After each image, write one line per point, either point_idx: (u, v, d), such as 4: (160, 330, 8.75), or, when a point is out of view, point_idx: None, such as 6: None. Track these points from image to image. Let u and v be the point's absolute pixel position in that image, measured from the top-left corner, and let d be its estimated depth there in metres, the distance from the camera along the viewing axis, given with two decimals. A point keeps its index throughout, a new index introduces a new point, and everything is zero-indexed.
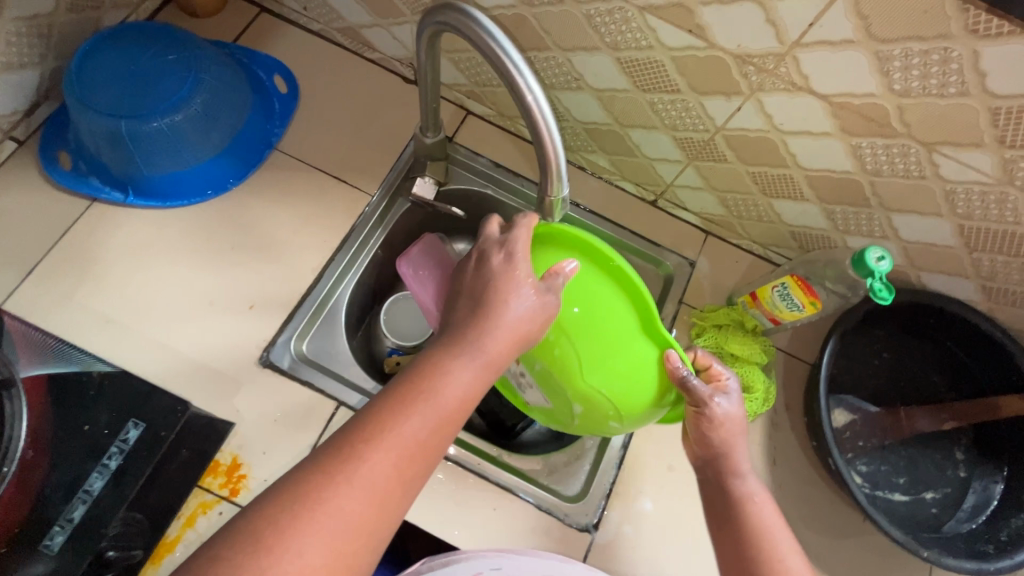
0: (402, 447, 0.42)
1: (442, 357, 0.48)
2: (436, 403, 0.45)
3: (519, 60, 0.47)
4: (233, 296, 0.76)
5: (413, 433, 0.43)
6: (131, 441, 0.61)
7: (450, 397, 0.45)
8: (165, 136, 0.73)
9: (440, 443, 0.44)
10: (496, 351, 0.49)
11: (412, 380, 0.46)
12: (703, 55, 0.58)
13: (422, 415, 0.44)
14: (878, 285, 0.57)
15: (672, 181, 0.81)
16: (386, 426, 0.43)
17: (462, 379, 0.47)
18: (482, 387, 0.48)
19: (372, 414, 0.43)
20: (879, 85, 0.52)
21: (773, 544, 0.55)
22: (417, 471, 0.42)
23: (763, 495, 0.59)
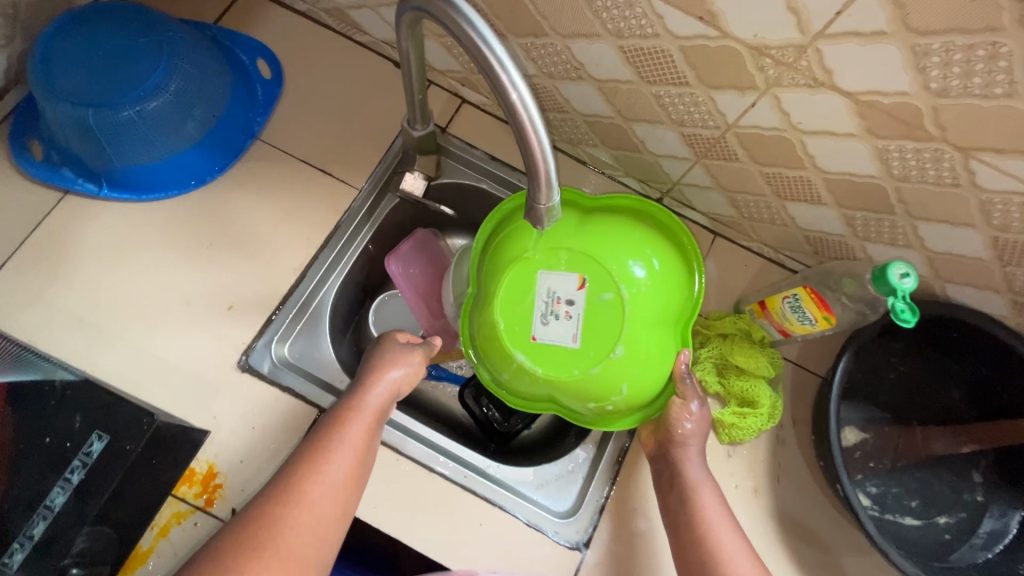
0: (329, 482, 0.57)
1: (343, 412, 0.61)
2: (347, 443, 0.59)
3: (504, 54, 0.41)
4: (211, 295, 0.73)
5: (334, 473, 0.57)
6: (100, 449, 0.55)
7: (358, 432, 0.60)
8: (137, 126, 0.69)
9: (361, 469, 0.59)
10: (382, 395, 0.64)
11: (319, 435, 0.60)
12: (714, 46, 0.52)
13: (337, 457, 0.58)
14: (901, 305, 0.52)
15: (678, 179, 0.76)
16: (307, 475, 0.56)
17: (351, 433, 0.60)
18: (379, 422, 0.63)
19: (278, 488, 0.56)
20: (914, 83, 0.46)
21: (712, 532, 0.61)
22: (351, 489, 0.58)
23: (708, 485, 0.64)
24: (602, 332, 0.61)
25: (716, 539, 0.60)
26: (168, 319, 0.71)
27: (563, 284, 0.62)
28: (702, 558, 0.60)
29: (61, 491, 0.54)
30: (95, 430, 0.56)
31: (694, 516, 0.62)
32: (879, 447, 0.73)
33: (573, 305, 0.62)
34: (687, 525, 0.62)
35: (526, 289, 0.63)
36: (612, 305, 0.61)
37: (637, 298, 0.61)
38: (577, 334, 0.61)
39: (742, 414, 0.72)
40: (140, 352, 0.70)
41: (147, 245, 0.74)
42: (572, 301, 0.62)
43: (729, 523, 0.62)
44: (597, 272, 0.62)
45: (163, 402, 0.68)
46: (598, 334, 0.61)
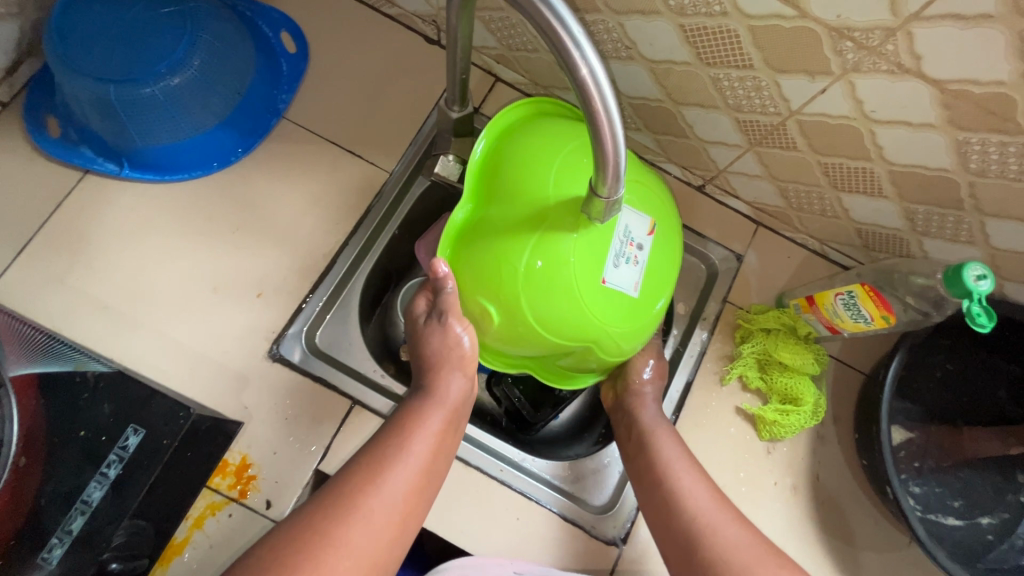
0: (393, 492, 0.52)
1: (415, 417, 0.58)
2: (415, 452, 0.55)
3: (579, 31, 0.37)
4: (240, 282, 0.71)
5: (397, 483, 0.53)
6: (136, 443, 0.53)
7: (427, 443, 0.57)
8: (160, 104, 0.66)
9: (423, 483, 0.55)
10: (455, 398, 0.61)
11: (387, 438, 0.56)
12: (789, 26, 0.49)
13: (405, 465, 0.54)
14: (977, 309, 0.50)
15: (724, 166, 0.72)
16: (371, 481, 0.52)
17: (422, 441, 0.56)
18: (449, 434, 0.59)
19: (346, 489, 0.51)
20: (1014, 72, 0.43)
21: (671, 473, 0.62)
22: (413, 503, 0.54)
23: (664, 429, 0.66)
24: (653, 280, 0.60)
25: (674, 478, 0.61)
26: (195, 306, 0.69)
27: (632, 227, 0.57)
28: (666, 500, 0.61)
29: (99, 485, 0.52)
30: (130, 423, 0.54)
31: (650, 459, 0.64)
32: (923, 446, 0.71)
33: (643, 251, 0.58)
34: (651, 476, 0.63)
35: (604, 226, 0.55)
36: (666, 256, 0.61)
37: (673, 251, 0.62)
38: (639, 282, 0.58)
39: (785, 411, 0.70)
40: (168, 339, 0.68)
41: (172, 229, 0.71)
42: (641, 246, 0.58)
43: (687, 460, 0.63)
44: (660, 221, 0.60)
45: (193, 392, 0.66)
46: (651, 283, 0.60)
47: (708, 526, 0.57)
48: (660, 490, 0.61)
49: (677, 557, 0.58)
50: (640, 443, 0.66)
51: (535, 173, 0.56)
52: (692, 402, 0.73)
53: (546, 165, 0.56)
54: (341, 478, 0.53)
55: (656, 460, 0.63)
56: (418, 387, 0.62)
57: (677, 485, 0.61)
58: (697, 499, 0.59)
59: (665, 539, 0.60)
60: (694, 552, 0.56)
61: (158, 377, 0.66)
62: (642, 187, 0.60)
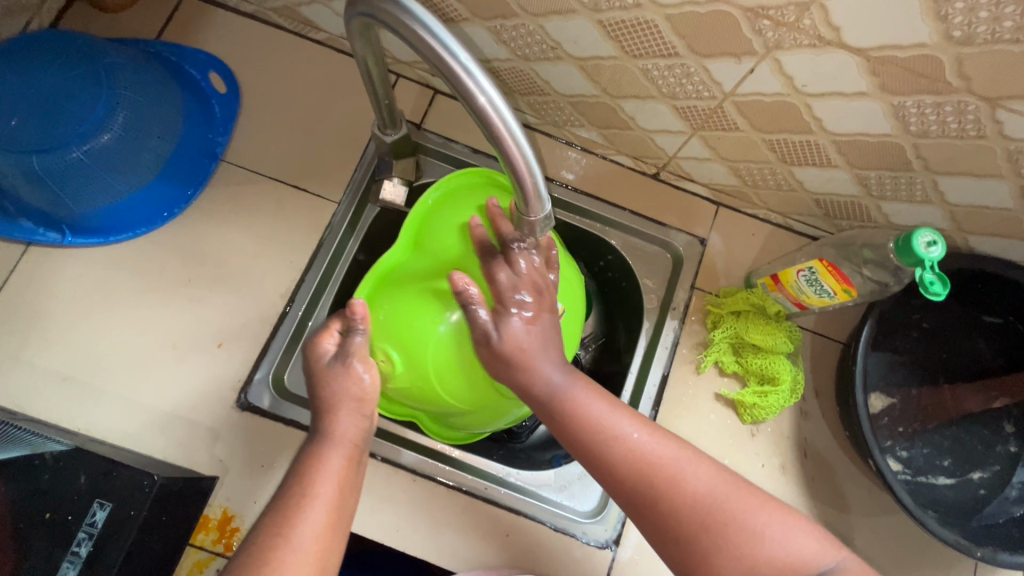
0: (301, 545, 0.44)
1: (313, 460, 0.50)
2: (318, 495, 0.47)
3: (467, 58, 0.37)
4: (198, 334, 0.70)
5: (308, 532, 0.45)
6: (103, 518, 0.52)
7: (331, 479, 0.49)
8: (87, 167, 0.64)
9: (337, 527, 0.47)
10: (354, 430, 0.53)
11: (289, 489, 0.48)
12: (703, 11, 0.47)
13: (313, 511, 0.46)
14: (931, 277, 0.49)
15: (674, 152, 0.71)
16: (277, 539, 0.44)
17: (325, 480, 0.48)
18: (351, 461, 0.51)
19: (252, 557, 0.43)
20: (935, 33, 0.41)
21: (594, 434, 0.48)
22: (334, 546, 0.47)
23: (581, 384, 0.51)
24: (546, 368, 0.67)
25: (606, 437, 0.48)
26: (157, 365, 0.68)
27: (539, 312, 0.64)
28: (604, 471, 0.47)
29: (71, 566, 0.50)
30: (95, 498, 0.53)
31: (573, 416, 0.49)
32: (906, 409, 0.70)
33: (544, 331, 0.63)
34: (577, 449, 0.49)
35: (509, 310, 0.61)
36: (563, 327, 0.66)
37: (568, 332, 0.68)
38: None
39: (763, 393, 0.69)
40: (132, 402, 0.67)
41: (123, 289, 0.70)
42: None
43: (617, 409, 0.50)
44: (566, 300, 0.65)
45: (164, 452, 0.66)
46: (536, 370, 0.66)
47: (672, 478, 0.46)
48: (595, 442, 0.48)
49: (638, 506, 0.47)
50: (559, 406, 0.50)
51: (459, 240, 0.63)
52: (670, 395, 0.72)
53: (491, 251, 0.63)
54: (240, 552, 0.44)
55: (580, 428, 0.49)
56: (311, 428, 0.53)
57: (615, 442, 0.48)
58: (644, 447, 0.47)
59: (620, 499, 0.48)
60: (664, 521, 0.46)
61: (129, 441, 0.65)
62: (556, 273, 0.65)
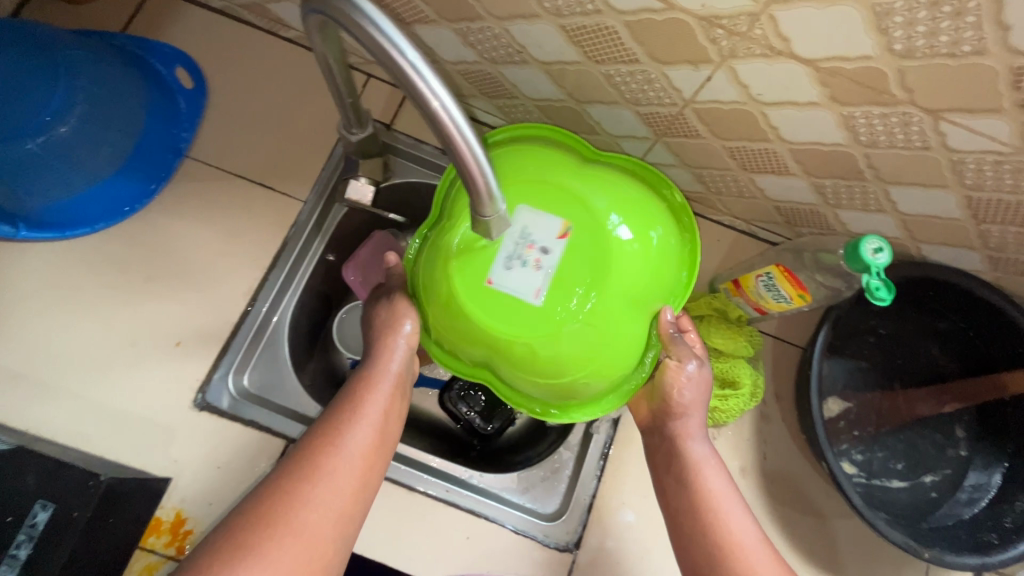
0: (347, 455, 0.49)
1: (365, 386, 0.54)
2: (364, 415, 0.52)
3: (415, 55, 0.36)
4: (157, 332, 0.68)
5: (354, 445, 0.50)
6: (46, 519, 0.50)
7: (378, 405, 0.53)
8: (42, 160, 0.63)
9: (380, 448, 0.52)
10: (401, 364, 0.56)
11: (345, 403, 0.53)
12: (661, 18, 0.48)
13: (361, 429, 0.51)
14: (876, 283, 0.50)
15: (641, 158, 0.72)
16: (326, 446, 0.49)
17: (375, 406, 0.53)
18: (398, 394, 0.56)
19: (305, 458, 0.48)
20: (877, 45, 0.42)
21: (717, 514, 0.53)
22: (373, 467, 0.51)
23: (716, 459, 0.56)
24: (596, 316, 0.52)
25: (728, 528, 0.52)
26: (112, 363, 0.67)
27: (539, 228, 0.52)
28: (708, 554, 0.52)
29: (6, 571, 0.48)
30: (38, 499, 0.50)
31: (695, 484, 0.55)
32: (862, 414, 0.72)
33: (547, 255, 0.51)
34: (692, 526, 0.54)
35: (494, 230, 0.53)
36: (600, 254, 0.53)
37: (618, 261, 0.53)
38: (543, 291, 0.51)
39: (724, 397, 0.70)
40: (85, 401, 0.65)
41: (79, 285, 0.68)
42: (545, 250, 0.52)
43: (737, 497, 0.55)
44: (580, 223, 0.53)
45: (117, 453, 0.64)
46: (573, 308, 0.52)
47: None
48: (701, 519, 0.53)
49: None
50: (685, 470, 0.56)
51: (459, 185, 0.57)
52: None
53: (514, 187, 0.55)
54: (295, 449, 0.50)
55: (699, 500, 0.54)
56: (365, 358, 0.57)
57: (721, 528, 0.52)
58: (742, 545, 0.51)
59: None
60: None
61: (80, 442, 0.64)
62: (572, 191, 0.54)
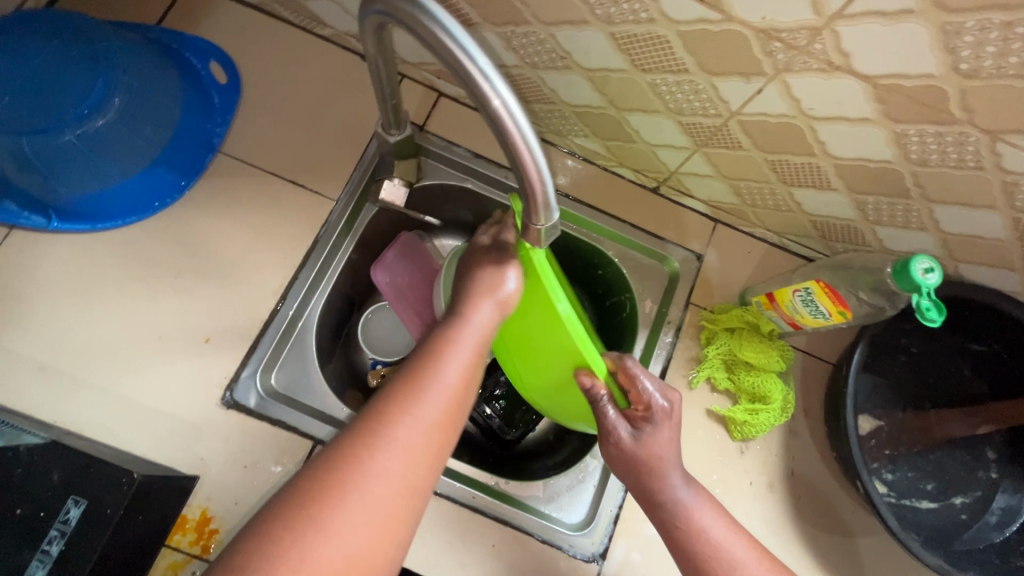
0: (424, 417, 0.45)
1: (442, 343, 0.49)
2: (447, 375, 0.47)
3: (485, 62, 0.36)
4: (186, 328, 0.68)
5: (434, 405, 0.45)
6: (77, 515, 0.50)
7: (459, 364, 0.48)
8: (81, 151, 0.63)
9: (454, 412, 0.47)
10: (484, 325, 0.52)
11: (423, 357, 0.48)
12: (717, 30, 0.47)
13: (439, 389, 0.46)
14: (926, 303, 0.49)
15: (676, 167, 0.71)
16: (405, 405, 0.44)
17: (455, 365, 0.48)
18: (478, 357, 0.51)
19: (378, 415, 0.44)
20: (942, 64, 0.42)
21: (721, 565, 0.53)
22: (448, 431, 0.46)
23: (702, 500, 0.56)
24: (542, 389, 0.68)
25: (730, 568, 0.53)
26: (139, 358, 0.66)
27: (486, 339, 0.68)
28: None
29: (40, 565, 0.48)
30: (70, 495, 0.51)
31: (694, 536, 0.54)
32: (893, 433, 0.71)
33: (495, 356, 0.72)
34: None
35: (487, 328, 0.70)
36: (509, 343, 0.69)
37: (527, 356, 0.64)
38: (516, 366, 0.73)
39: (754, 411, 0.69)
40: (112, 396, 0.65)
41: (107, 278, 0.68)
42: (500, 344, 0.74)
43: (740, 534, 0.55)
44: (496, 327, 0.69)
45: (143, 449, 0.63)
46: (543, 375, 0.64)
47: None
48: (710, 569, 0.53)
49: None
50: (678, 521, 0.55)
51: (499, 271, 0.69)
52: None
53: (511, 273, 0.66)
54: (370, 404, 0.45)
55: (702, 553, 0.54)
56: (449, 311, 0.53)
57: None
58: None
59: None
60: None
61: (106, 436, 0.63)
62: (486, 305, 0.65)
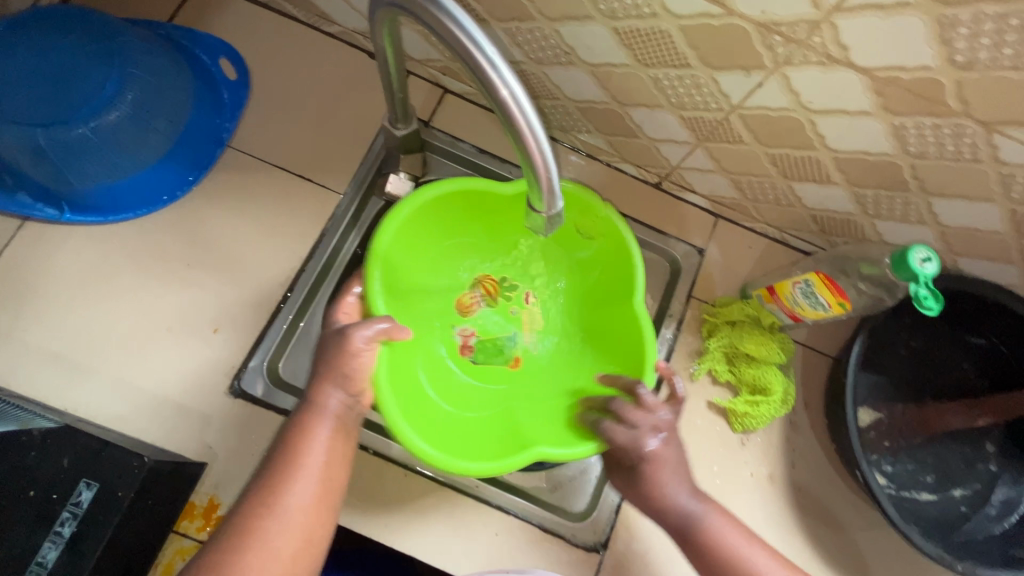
0: (287, 520, 0.48)
1: (300, 441, 0.51)
2: (307, 470, 0.50)
3: (492, 51, 0.37)
4: (195, 318, 0.69)
5: (296, 502, 0.49)
6: (88, 497, 0.51)
7: (318, 455, 0.51)
8: (94, 144, 0.64)
9: (326, 500, 0.51)
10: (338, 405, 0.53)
11: (284, 455, 0.50)
12: (718, 24, 0.48)
13: (302, 486, 0.49)
14: (924, 292, 0.50)
15: (678, 162, 0.72)
16: (264, 509, 0.48)
17: (315, 459, 0.50)
18: (344, 439, 0.53)
19: (241, 527, 0.47)
20: (938, 56, 0.43)
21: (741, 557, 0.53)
22: (320, 518, 0.50)
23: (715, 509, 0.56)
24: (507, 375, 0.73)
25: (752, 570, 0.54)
26: (149, 347, 0.67)
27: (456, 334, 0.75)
28: None
29: (53, 546, 0.49)
30: (82, 478, 0.52)
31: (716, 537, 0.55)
32: (893, 425, 0.72)
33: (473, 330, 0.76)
34: None
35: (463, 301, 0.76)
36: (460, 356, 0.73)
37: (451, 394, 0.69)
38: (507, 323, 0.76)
39: (754, 403, 0.70)
40: (122, 384, 0.66)
41: (118, 269, 0.69)
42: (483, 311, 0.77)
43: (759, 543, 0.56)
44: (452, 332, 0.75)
45: (153, 437, 0.64)
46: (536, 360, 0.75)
47: None
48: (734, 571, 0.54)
49: None
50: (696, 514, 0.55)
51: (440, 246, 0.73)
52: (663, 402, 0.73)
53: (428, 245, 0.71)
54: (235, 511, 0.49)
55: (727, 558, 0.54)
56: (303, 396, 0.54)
57: None
58: None
59: None
60: None
61: (116, 424, 0.64)
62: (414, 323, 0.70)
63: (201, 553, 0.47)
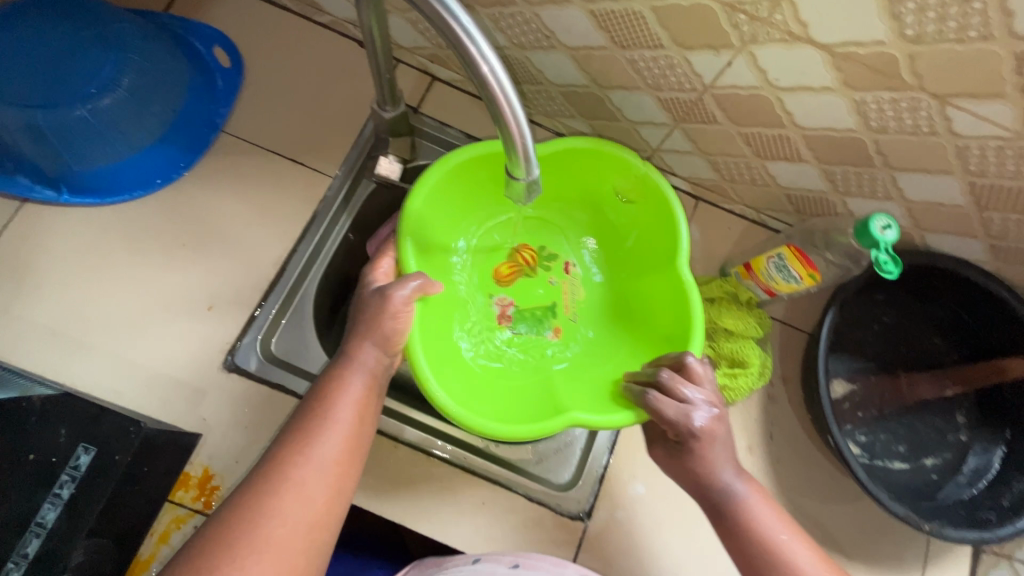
0: (317, 465, 0.48)
1: (331, 394, 0.52)
2: (336, 419, 0.50)
3: (469, 22, 0.39)
4: (190, 296, 0.71)
5: (326, 450, 0.49)
6: (87, 462, 0.52)
7: (349, 407, 0.51)
8: (91, 126, 0.66)
9: (355, 452, 0.51)
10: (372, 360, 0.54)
11: (314, 406, 0.51)
12: (686, 4, 0.51)
13: (332, 434, 0.49)
14: (884, 257, 0.53)
15: (657, 145, 0.75)
16: (292, 455, 0.48)
17: (345, 410, 0.51)
18: (373, 395, 0.54)
19: (269, 472, 0.47)
20: (890, 31, 0.45)
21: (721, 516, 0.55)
22: (347, 468, 0.50)
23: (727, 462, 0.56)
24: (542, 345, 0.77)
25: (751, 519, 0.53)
26: (145, 324, 0.69)
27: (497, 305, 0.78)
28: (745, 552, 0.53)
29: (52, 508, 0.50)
30: (81, 442, 0.53)
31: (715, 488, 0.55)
32: (867, 396, 0.74)
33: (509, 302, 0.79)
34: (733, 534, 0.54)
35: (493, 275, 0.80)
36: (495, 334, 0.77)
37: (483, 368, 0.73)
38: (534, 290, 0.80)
39: (733, 375, 0.72)
40: (118, 359, 0.68)
41: (115, 249, 0.71)
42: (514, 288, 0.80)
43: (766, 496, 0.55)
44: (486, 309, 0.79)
45: (149, 410, 0.66)
46: (569, 333, 0.78)
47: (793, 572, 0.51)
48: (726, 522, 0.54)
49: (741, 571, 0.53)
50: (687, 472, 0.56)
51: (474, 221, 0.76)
52: None
53: (453, 208, 0.74)
54: (263, 460, 0.48)
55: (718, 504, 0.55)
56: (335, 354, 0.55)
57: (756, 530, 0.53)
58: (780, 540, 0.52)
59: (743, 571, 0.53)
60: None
61: (113, 397, 0.66)
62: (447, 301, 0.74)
63: (225, 504, 0.46)
